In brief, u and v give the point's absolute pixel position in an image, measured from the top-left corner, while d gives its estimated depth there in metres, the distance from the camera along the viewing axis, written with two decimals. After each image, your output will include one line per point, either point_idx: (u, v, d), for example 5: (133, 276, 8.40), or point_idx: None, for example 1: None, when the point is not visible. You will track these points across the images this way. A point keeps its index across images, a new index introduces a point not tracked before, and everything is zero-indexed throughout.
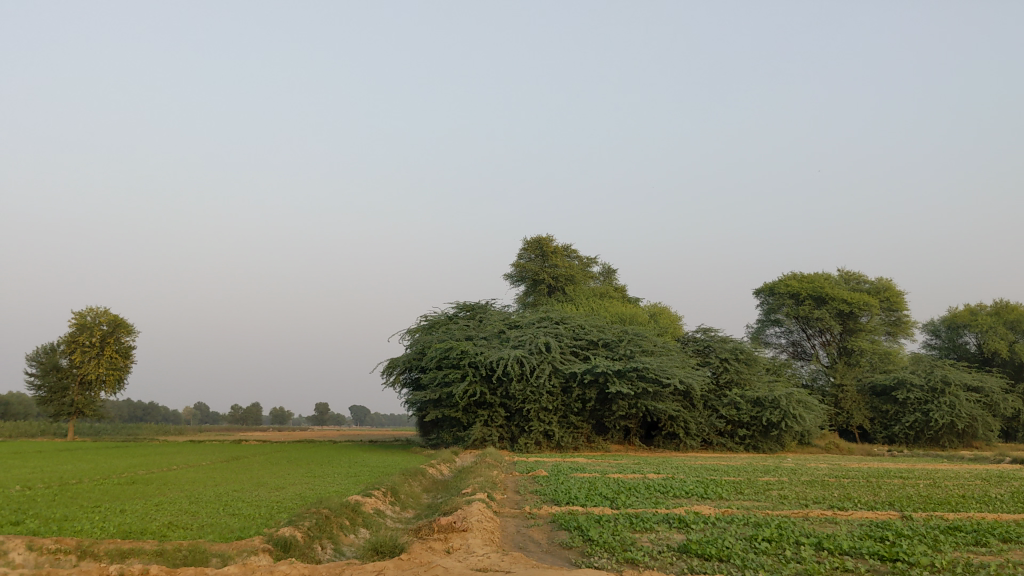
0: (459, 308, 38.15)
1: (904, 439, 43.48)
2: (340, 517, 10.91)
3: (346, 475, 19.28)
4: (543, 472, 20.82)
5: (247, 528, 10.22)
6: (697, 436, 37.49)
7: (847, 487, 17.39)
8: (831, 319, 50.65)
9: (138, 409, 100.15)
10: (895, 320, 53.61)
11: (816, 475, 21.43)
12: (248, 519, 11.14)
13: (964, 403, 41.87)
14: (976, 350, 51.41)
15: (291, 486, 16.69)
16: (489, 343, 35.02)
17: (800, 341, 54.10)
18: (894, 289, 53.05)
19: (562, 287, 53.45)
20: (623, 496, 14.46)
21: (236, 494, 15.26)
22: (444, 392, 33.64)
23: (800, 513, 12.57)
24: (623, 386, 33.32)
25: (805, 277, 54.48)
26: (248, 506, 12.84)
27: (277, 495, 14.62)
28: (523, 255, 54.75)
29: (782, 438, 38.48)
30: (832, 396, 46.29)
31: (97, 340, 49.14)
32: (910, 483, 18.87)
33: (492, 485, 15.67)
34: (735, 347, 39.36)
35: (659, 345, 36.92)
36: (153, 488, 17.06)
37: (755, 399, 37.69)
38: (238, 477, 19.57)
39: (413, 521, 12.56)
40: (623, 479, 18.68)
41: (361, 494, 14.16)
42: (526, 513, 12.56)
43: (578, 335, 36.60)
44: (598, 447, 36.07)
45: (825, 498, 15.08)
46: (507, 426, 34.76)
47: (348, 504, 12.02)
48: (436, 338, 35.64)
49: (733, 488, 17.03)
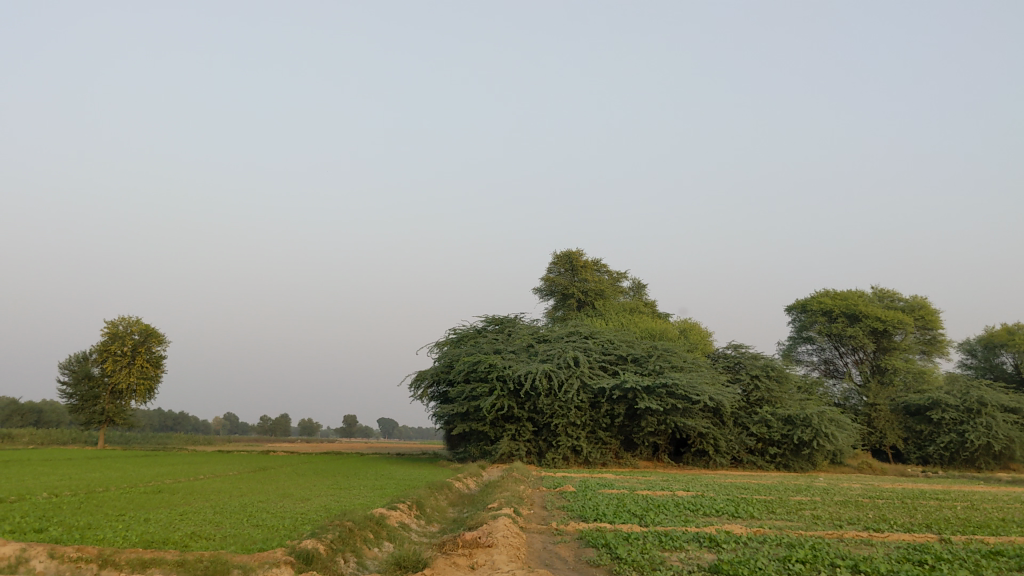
0: (488, 321, 38.00)
1: (939, 460, 42.72)
2: (364, 531, 10.74)
3: (372, 488, 19.13)
4: (571, 488, 20.56)
5: (270, 540, 10.09)
6: (727, 453, 37.02)
7: (881, 509, 16.98)
8: (864, 337, 49.97)
9: (168, 419, 100.82)
10: (930, 339, 52.81)
11: (849, 495, 20.99)
12: (272, 530, 11.02)
13: (1001, 424, 41.06)
14: (1013, 370, 50.50)
15: (316, 498, 16.57)
16: (517, 357, 34.83)
17: (833, 359, 53.38)
18: (929, 307, 52.32)
19: (592, 301, 53.15)
20: (652, 513, 14.21)
21: (260, 505, 15.17)
22: (471, 405, 33.48)
23: (835, 534, 12.23)
24: (652, 402, 33.01)
25: (838, 294, 53.84)
26: (272, 517, 12.72)
27: (301, 507, 14.51)
28: (553, 269, 54.54)
29: (813, 457, 37.89)
30: (865, 415, 45.63)
31: (129, 350, 49.53)
32: (947, 505, 18.40)
33: (518, 501, 15.44)
34: (766, 364, 38.92)
35: (689, 361, 36.56)
36: (178, 497, 17.04)
37: (786, 417, 37.19)
38: (264, 488, 19.50)
39: (438, 535, 12.39)
40: (652, 496, 18.37)
41: (386, 507, 14.01)
42: (553, 529, 12.33)
43: (607, 350, 36.32)
44: (626, 463, 35.70)
45: (860, 519, 14.72)
46: (534, 441, 34.49)
47: (372, 517, 11.87)
48: (465, 351, 35.51)
49: (764, 507, 16.68)
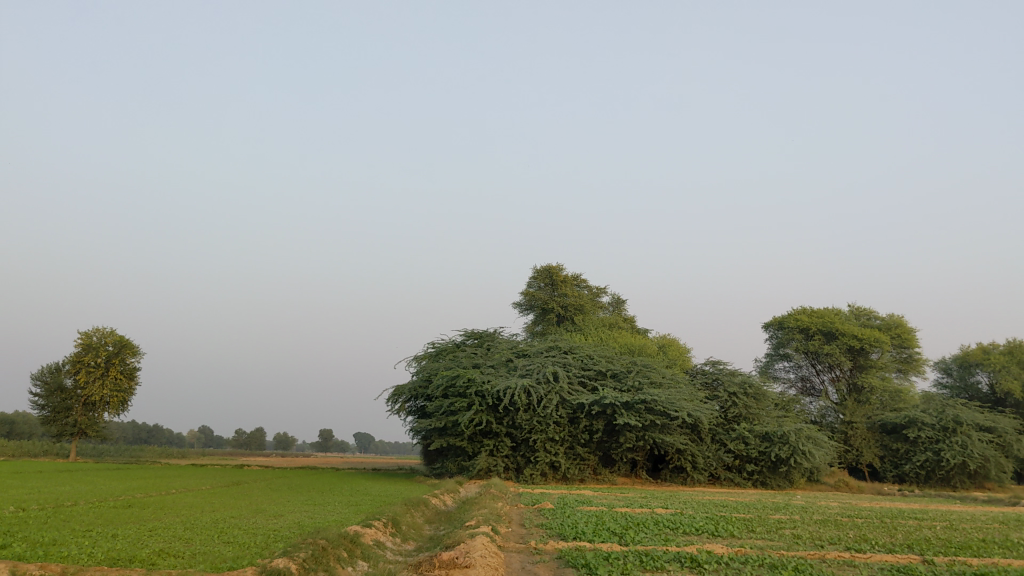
0: (467, 335, 37.73)
1: (914, 479, 42.79)
2: (338, 549, 10.47)
3: (347, 504, 18.83)
4: (549, 505, 20.29)
5: (240, 558, 9.78)
6: (704, 470, 36.90)
7: (861, 528, 16.87)
8: (840, 355, 50.09)
9: (142, 432, 99.66)
10: (906, 357, 52.96)
11: (828, 514, 20.85)
12: (243, 548, 10.71)
13: (976, 443, 41.21)
14: (988, 390, 50.73)
15: (290, 514, 16.28)
16: (496, 372, 34.60)
17: (809, 377, 53.40)
18: (905, 325, 52.56)
19: (571, 316, 53.00)
20: (631, 532, 13.99)
21: (233, 521, 14.84)
22: (449, 420, 33.18)
23: (817, 555, 12.07)
24: (631, 418, 32.88)
25: (815, 311, 53.97)
26: (244, 535, 12.41)
27: (274, 524, 14.22)
28: (532, 284, 54.37)
29: (791, 474, 37.80)
30: (842, 433, 45.60)
31: (102, 361, 48.83)
32: (927, 525, 18.31)
33: (496, 518, 15.20)
34: (744, 381, 38.89)
35: (668, 377, 36.47)
36: (148, 512, 16.65)
37: (764, 434, 37.13)
38: (237, 503, 19.12)
39: (414, 554, 12.13)
40: (631, 514, 18.15)
41: (361, 524, 13.73)
42: (532, 548, 12.10)
43: (586, 365, 36.16)
44: (604, 480, 35.50)
45: (840, 539, 14.58)
46: (512, 457, 34.20)
47: (347, 535, 11.59)
48: (443, 365, 35.23)
49: (743, 525, 16.52)
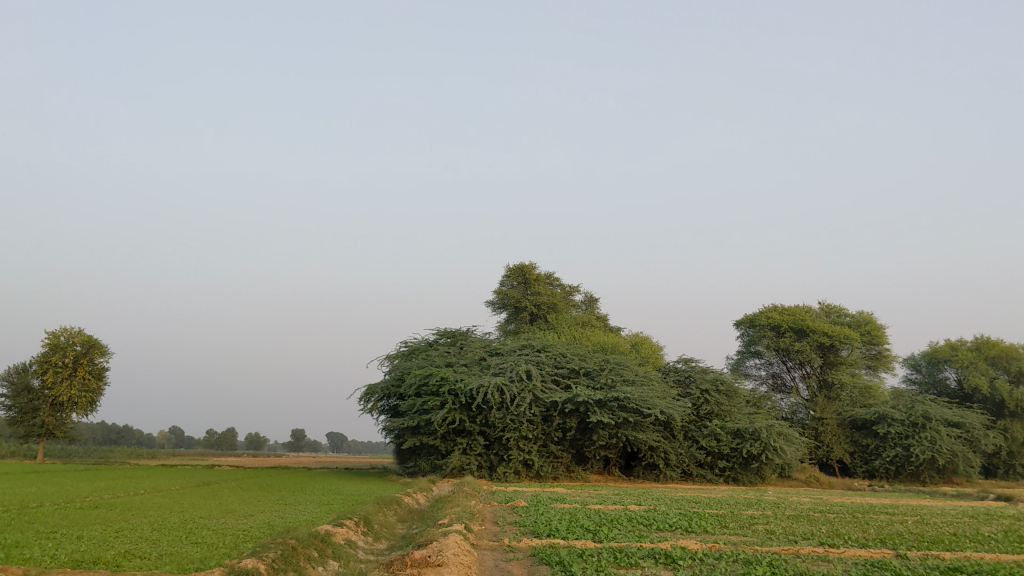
0: (440, 334, 37.55)
1: (884, 474, 43.16)
2: (308, 549, 10.31)
3: (318, 503, 18.64)
4: (523, 502, 20.16)
5: (208, 559, 9.60)
6: (677, 467, 36.99)
7: (834, 523, 16.93)
8: (811, 352, 50.40)
9: (112, 433, 98.61)
10: (876, 354, 53.34)
11: (801, 510, 20.90)
12: (211, 549, 10.50)
13: (945, 438, 41.65)
14: (956, 386, 51.20)
15: (260, 513, 16.09)
16: (469, 370, 34.45)
17: (780, 374, 53.64)
18: (875, 322, 53.01)
19: (544, 315, 52.95)
20: (605, 529, 13.92)
21: (202, 521, 14.60)
22: (422, 419, 32.99)
23: (791, 550, 12.04)
24: (604, 415, 32.87)
25: (786, 309, 54.27)
26: (213, 535, 12.21)
27: (243, 524, 14.03)
28: (505, 282, 54.30)
29: (762, 470, 37.97)
30: (812, 429, 45.86)
31: (70, 361, 48.17)
32: (897, 520, 18.39)
33: (470, 516, 15.10)
34: (716, 378, 39.00)
35: (641, 374, 36.52)
36: (115, 513, 16.37)
37: (735, 431, 37.25)
38: (207, 503, 18.89)
39: (386, 552, 12.00)
40: (605, 510, 18.08)
41: (333, 522, 13.58)
42: (505, 546, 11.98)
43: (559, 363, 36.12)
44: (577, 477, 35.47)
45: (814, 534, 14.59)
46: (486, 455, 34.08)
47: (318, 534, 11.43)
48: (416, 364, 35.02)
49: (717, 521, 16.52)
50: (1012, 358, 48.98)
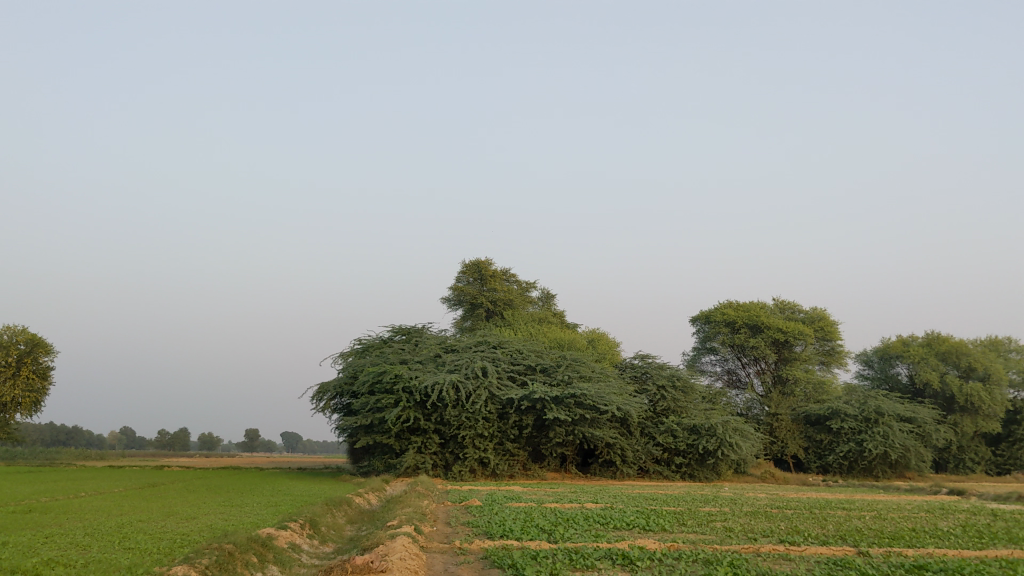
0: (394, 331, 36.87)
1: (838, 469, 43.33)
2: (246, 555, 9.73)
3: (265, 505, 18.02)
4: (476, 501, 19.68)
5: (135, 567, 8.95)
6: (634, 464, 36.74)
7: (792, 519, 16.68)
8: (766, 348, 50.58)
9: (61, 434, 96.48)
10: (829, 350, 53.56)
11: (759, 506, 20.63)
12: (142, 555, 9.90)
13: (897, 433, 41.98)
14: (908, 381, 51.58)
15: (203, 516, 15.44)
16: (424, 367, 33.86)
17: (735, 370, 53.61)
18: (828, 318, 53.30)
19: (500, 312, 52.52)
20: (561, 529, 13.49)
21: (139, 525, 13.93)
22: (376, 417, 32.29)
23: (751, 549, 11.69)
24: (561, 412, 32.58)
25: (741, 305, 54.34)
26: (148, 540, 11.58)
27: (184, 527, 13.38)
28: (460, 279, 53.75)
29: (718, 466, 37.95)
30: (767, 424, 45.89)
31: (13, 360, 46.78)
32: (856, 515, 18.17)
33: (421, 517, 14.60)
34: (673, 374, 38.87)
35: (598, 370, 36.27)
36: (48, 518, 15.64)
37: (692, 427, 37.18)
38: (148, 506, 18.17)
39: (332, 557, 11.51)
40: (561, 510, 17.62)
41: (276, 526, 13.00)
42: (457, 548, 11.49)
43: (515, 360, 35.68)
44: (534, 475, 35.14)
45: (773, 531, 14.29)
46: (441, 454, 33.54)
47: (258, 538, 10.85)
48: (369, 361, 34.29)
49: (675, 519, 16.18)
50: (962, 352, 49.43)
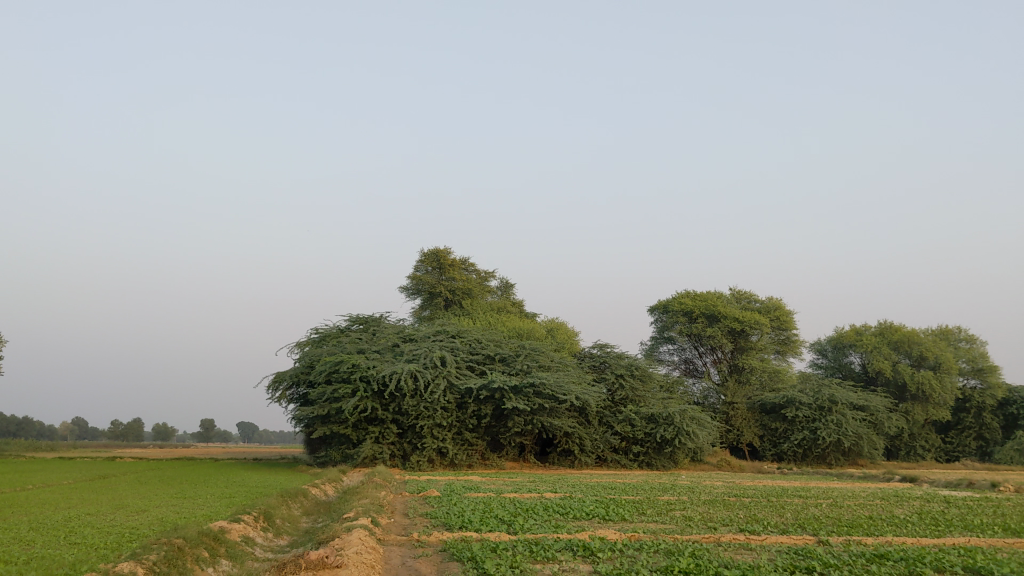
0: (352, 320, 36.45)
1: (792, 457, 43.76)
2: (196, 549, 9.45)
3: (219, 497, 17.67)
4: (434, 492, 19.50)
5: (80, 564, 8.61)
6: (592, 453, 36.75)
7: (750, 508, 16.71)
8: (722, 337, 50.89)
9: (10, 425, 94.55)
10: (784, 339, 53.99)
11: (717, 494, 20.62)
12: (89, 550, 9.56)
13: (850, 421, 42.53)
14: (861, 369, 52.15)
15: (154, 509, 15.06)
16: (382, 357, 33.52)
17: (692, 359, 53.83)
18: (783, 308, 53.70)
19: (459, 301, 52.28)
20: (520, 519, 13.36)
21: (87, 519, 13.51)
22: (332, 407, 31.85)
23: (712, 538, 11.64)
24: (519, 402, 32.48)
25: (698, 295, 54.50)
26: (96, 534, 11.22)
27: (133, 520, 13.05)
28: (419, 268, 53.31)
29: (675, 455, 38.13)
30: (723, 413, 46.14)
31: None
32: (813, 504, 18.22)
33: (378, 508, 14.34)
34: (631, 363, 38.88)
35: (557, 360, 36.21)
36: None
37: (649, 415, 37.32)
38: (98, 498, 17.72)
39: (286, 551, 11.25)
40: (519, 500, 17.45)
41: (229, 518, 12.70)
42: (413, 540, 11.28)
43: (474, 349, 35.47)
44: (492, 465, 35.04)
45: (732, 520, 14.23)
46: (398, 444, 33.28)
47: (209, 531, 10.54)
48: (326, 350, 33.84)
49: (635, 508, 16.10)
50: (914, 342, 50.04)
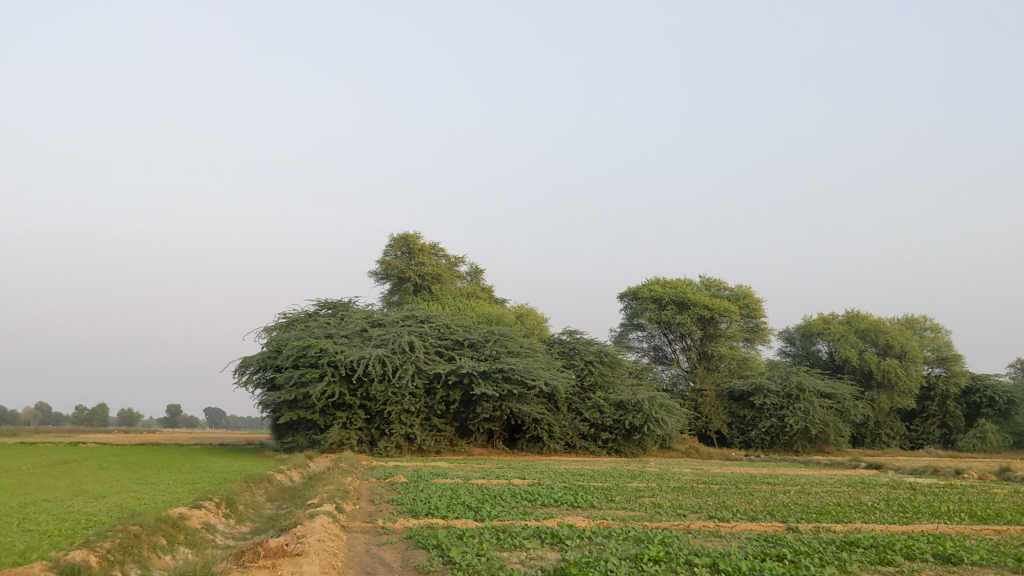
0: (320, 305, 36.06)
1: (760, 444, 44.01)
2: (154, 536, 9.21)
3: (181, 483, 17.34)
4: (402, 478, 19.28)
5: (32, 551, 8.34)
6: (561, 439, 36.65)
7: (718, 494, 16.69)
8: (692, 325, 50.99)
9: None
10: (753, 327, 54.20)
11: (685, 481, 20.58)
12: (42, 537, 9.27)
13: (818, 409, 42.84)
14: (828, 358, 52.47)
15: (114, 495, 14.76)
16: (350, 342, 33.19)
17: (661, 346, 53.91)
18: (753, 296, 53.85)
19: (428, 286, 51.98)
20: (488, 506, 13.20)
21: (45, 505, 13.20)
22: (300, 392, 31.45)
23: (681, 526, 11.54)
24: (488, 387, 32.35)
25: (668, 282, 54.54)
26: (51, 521, 10.90)
27: (92, 506, 12.76)
28: (388, 252, 52.89)
29: (643, 441, 38.17)
30: (692, 400, 46.24)
31: None
32: (781, 490, 18.24)
33: (343, 495, 14.12)
34: (600, 349, 38.82)
35: (526, 345, 36.03)
36: None
37: (618, 402, 37.30)
38: (58, 484, 17.33)
39: (248, 538, 11.02)
40: (487, 486, 17.31)
41: (189, 505, 12.40)
42: (379, 528, 11.08)
43: (442, 334, 35.24)
44: (461, 451, 34.89)
45: (701, 507, 14.16)
46: (366, 429, 33.04)
47: (167, 518, 10.27)
48: (294, 335, 33.43)
49: (603, 495, 16.00)
50: (880, 330, 50.39)
